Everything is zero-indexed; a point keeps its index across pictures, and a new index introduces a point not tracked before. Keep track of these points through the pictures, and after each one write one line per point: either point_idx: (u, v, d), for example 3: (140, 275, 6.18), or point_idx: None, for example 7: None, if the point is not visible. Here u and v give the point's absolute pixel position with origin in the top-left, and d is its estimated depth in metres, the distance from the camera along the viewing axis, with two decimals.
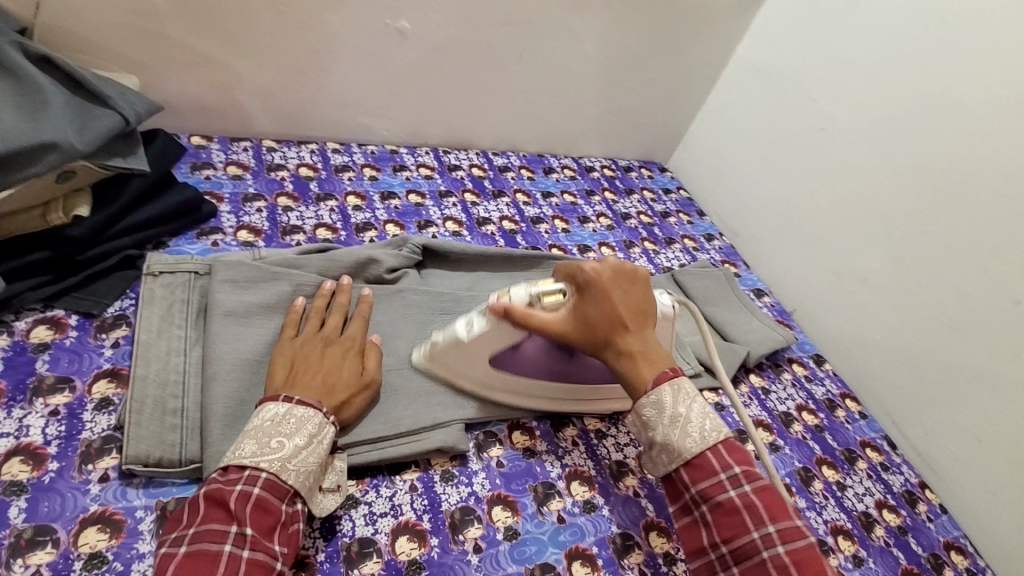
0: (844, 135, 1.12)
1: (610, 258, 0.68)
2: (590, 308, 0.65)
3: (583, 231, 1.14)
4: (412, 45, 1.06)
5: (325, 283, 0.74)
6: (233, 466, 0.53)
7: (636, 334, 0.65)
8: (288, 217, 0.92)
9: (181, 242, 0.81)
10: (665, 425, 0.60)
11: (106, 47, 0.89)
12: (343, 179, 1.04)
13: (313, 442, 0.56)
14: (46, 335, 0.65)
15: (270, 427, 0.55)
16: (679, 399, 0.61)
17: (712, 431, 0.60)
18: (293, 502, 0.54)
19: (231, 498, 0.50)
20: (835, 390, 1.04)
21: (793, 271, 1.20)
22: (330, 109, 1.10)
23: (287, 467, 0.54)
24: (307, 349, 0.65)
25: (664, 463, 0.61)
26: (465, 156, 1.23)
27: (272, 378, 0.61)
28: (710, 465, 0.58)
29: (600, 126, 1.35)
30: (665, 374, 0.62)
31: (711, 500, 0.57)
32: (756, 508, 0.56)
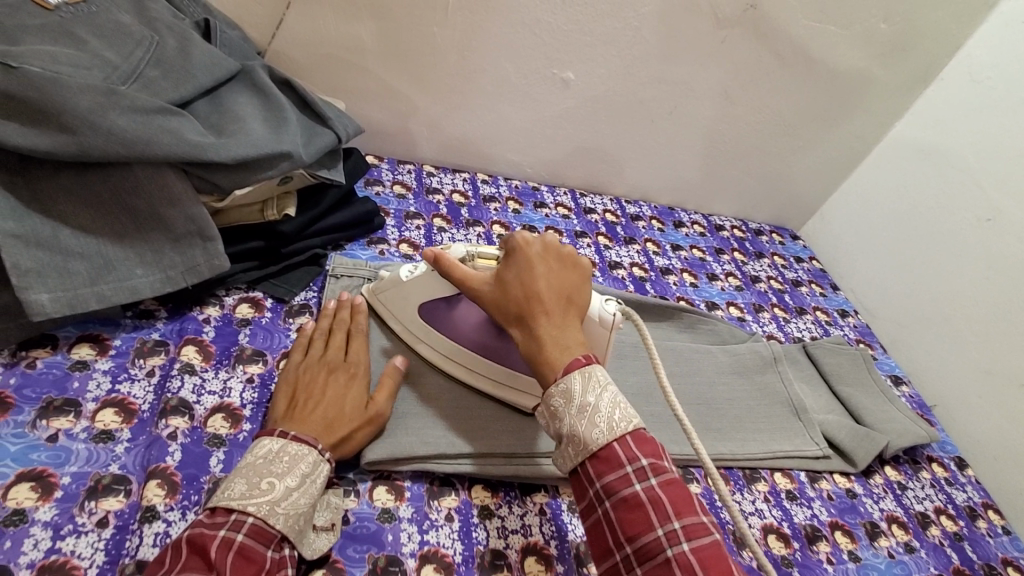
0: (1016, 228, 1.04)
1: (547, 236, 0.67)
2: (510, 278, 0.63)
3: (711, 288, 1.14)
4: (572, 94, 1.14)
5: (330, 303, 0.75)
6: (220, 507, 0.48)
7: (555, 315, 0.60)
8: (442, 237, 1.01)
9: (355, 248, 0.91)
10: (573, 415, 0.54)
11: (317, 73, 1.04)
12: (490, 209, 1.12)
13: (306, 482, 0.52)
14: (248, 312, 0.76)
15: (262, 465, 0.51)
16: (589, 387, 0.54)
17: (620, 421, 0.53)
18: (280, 547, 0.50)
19: (212, 546, 0.45)
20: (977, 498, 0.93)
21: (936, 363, 1.11)
22: (486, 145, 1.19)
23: (276, 511, 0.49)
24: (309, 375, 0.64)
25: (570, 456, 0.54)
26: (600, 201, 1.28)
27: (275, 408, 0.60)
28: (614, 456, 0.52)
29: (735, 187, 1.35)
30: (575, 361, 0.57)
31: (615, 495, 0.50)
32: (662, 505, 0.49)
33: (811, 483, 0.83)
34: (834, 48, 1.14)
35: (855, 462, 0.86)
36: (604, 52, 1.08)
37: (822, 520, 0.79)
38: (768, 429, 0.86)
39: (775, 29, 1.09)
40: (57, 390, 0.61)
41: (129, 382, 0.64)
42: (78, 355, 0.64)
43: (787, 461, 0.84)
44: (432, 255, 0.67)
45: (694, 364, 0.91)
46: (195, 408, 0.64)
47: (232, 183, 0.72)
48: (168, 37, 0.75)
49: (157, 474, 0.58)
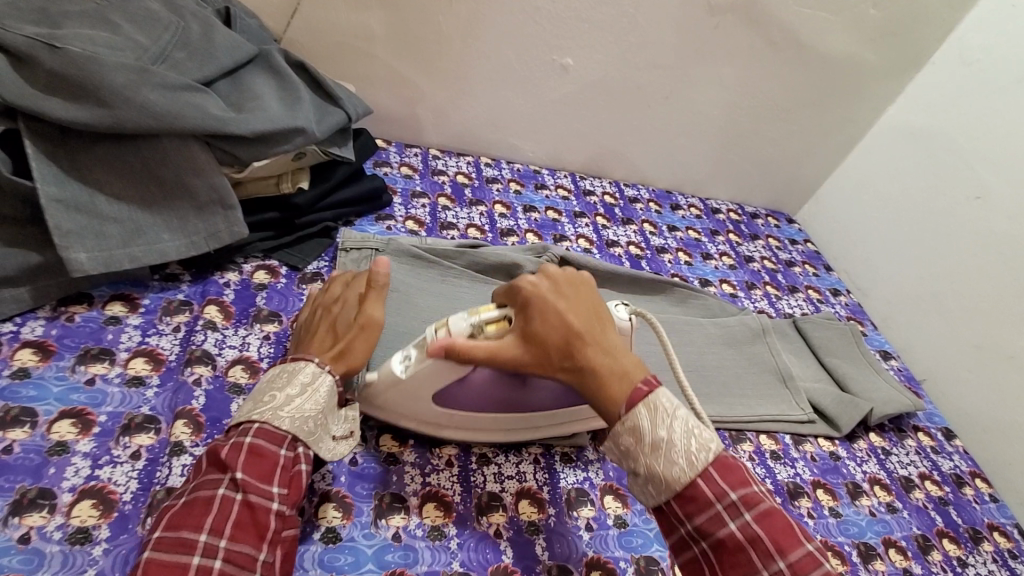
0: (1004, 207, 1.07)
1: (550, 270, 0.63)
2: (538, 326, 0.59)
3: (705, 267, 1.18)
4: (571, 80, 1.18)
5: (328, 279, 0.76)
6: (234, 423, 0.55)
7: (597, 345, 0.58)
8: (446, 215, 1.06)
9: (364, 223, 0.97)
10: (647, 454, 0.53)
11: (328, 60, 1.09)
12: (493, 190, 1.17)
13: (308, 389, 0.57)
14: (264, 277, 0.81)
15: (265, 384, 0.57)
16: (658, 421, 0.53)
17: (699, 452, 0.52)
18: (294, 446, 0.55)
19: (224, 449, 0.52)
20: (964, 467, 0.96)
21: (926, 339, 1.14)
22: (489, 129, 1.24)
23: (279, 415, 0.55)
24: (312, 317, 0.68)
25: (652, 494, 0.54)
26: (599, 184, 1.32)
27: (292, 343, 0.67)
28: (704, 496, 0.51)
29: (732, 171, 1.39)
30: (638, 391, 0.55)
31: (710, 535, 0.51)
32: (761, 541, 0.50)
33: (796, 445, 0.87)
34: (826, 34, 1.18)
35: (839, 427, 0.91)
36: (602, 39, 1.13)
37: (804, 478, 0.83)
38: (754, 395, 0.90)
39: (768, 15, 1.13)
40: (93, 340, 0.67)
41: (157, 336, 0.70)
42: (111, 311, 0.70)
43: (773, 424, 0.88)
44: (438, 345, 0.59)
45: (685, 333, 0.95)
46: (217, 359, 0.70)
47: (252, 156, 0.77)
48: (191, 22, 0.80)
49: (184, 414, 0.63)
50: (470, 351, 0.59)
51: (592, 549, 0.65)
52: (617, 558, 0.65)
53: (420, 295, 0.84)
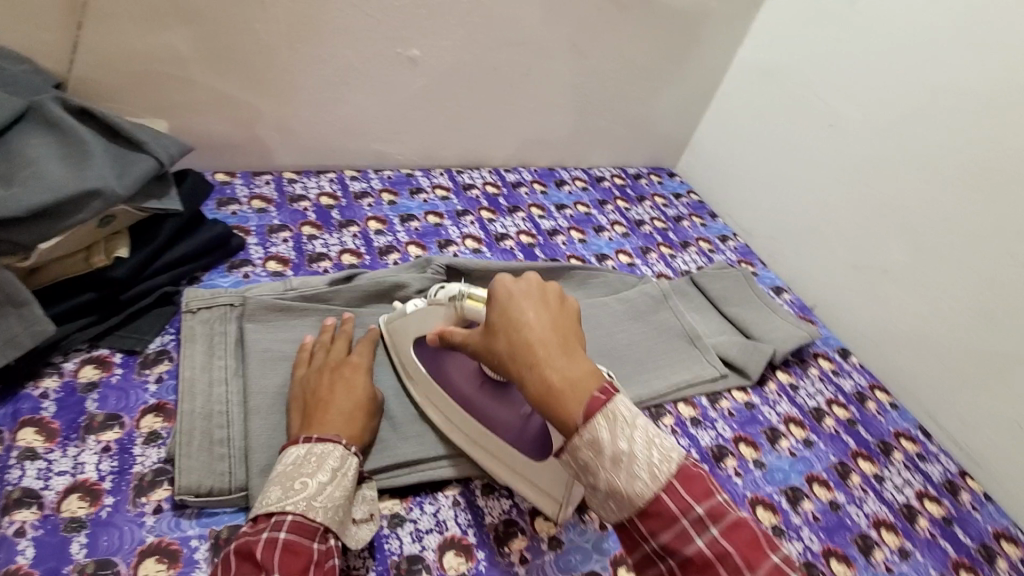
0: (852, 131, 1.12)
1: (531, 276, 0.59)
2: (500, 327, 0.55)
3: (599, 240, 1.17)
4: (422, 73, 1.09)
5: (325, 321, 0.73)
6: (261, 514, 0.52)
7: (556, 355, 0.51)
8: (313, 245, 0.95)
9: (214, 276, 0.84)
10: (608, 467, 0.47)
11: (136, 93, 0.93)
12: (363, 206, 1.07)
13: (338, 476, 0.56)
14: (93, 374, 0.68)
15: (293, 469, 0.55)
16: (618, 432, 0.47)
17: (662, 463, 0.46)
18: (326, 538, 0.53)
19: (258, 548, 0.49)
20: (863, 382, 1.02)
21: (808, 268, 1.19)
22: (347, 139, 1.13)
23: (314, 505, 0.53)
24: (314, 385, 0.64)
25: (613, 510, 0.48)
26: (478, 175, 1.26)
27: (292, 425, 0.61)
28: (668, 510, 0.46)
29: (608, 137, 1.38)
30: (596, 400, 0.48)
31: (676, 552, 0.45)
32: (730, 556, 0.44)
33: (714, 405, 0.88)
34: None
35: (749, 375, 0.92)
36: (444, 24, 1.05)
37: (726, 437, 0.83)
38: (667, 364, 0.89)
39: None
40: None
41: None
42: None
43: (689, 390, 0.88)
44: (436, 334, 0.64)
45: (590, 318, 0.92)
46: (44, 495, 0.57)
47: (35, 238, 0.64)
48: None
49: None
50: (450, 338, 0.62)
51: None
52: None
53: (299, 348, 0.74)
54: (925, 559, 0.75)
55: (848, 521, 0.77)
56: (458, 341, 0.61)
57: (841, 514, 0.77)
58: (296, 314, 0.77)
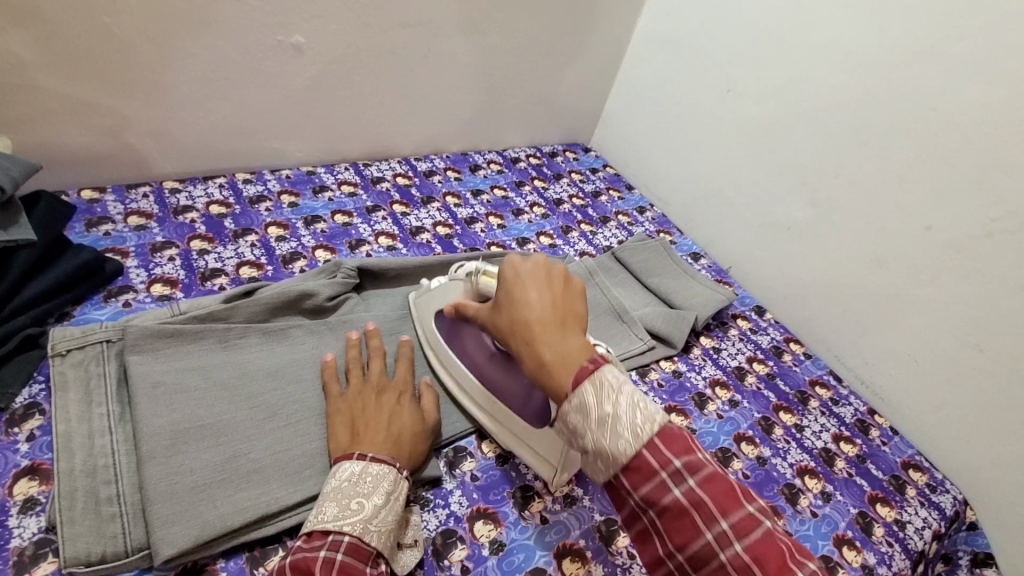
0: (748, 95, 1.15)
1: (540, 257, 0.58)
2: (505, 308, 0.55)
3: (519, 224, 1.14)
4: (310, 61, 1.01)
5: (353, 334, 0.72)
6: (317, 531, 0.52)
7: (551, 332, 0.50)
8: (205, 260, 0.86)
9: (88, 309, 0.74)
10: (594, 429, 0.45)
11: None
12: (261, 211, 0.98)
13: (390, 499, 0.56)
14: None
15: (349, 487, 0.55)
16: (604, 395, 0.46)
17: (645, 425, 0.44)
18: (376, 563, 0.53)
19: (317, 566, 0.49)
20: (779, 336, 1.07)
21: (721, 231, 1.23)
22: (235, 139, 1.03)
23: (370, 528, 0.53)
24: (361, 406, 0.64)
25: (600, 470, 0.46)
26: (388, 166, 1.20)
27: (338, 442, 0.61)
28: (648, 463, 0.44)
29: (519, 116, 1.35)
30: (584, 370, 0.47)
31: (656, 503, 0.44)
32: (706, 506, 0.43)
33: (644, 378, 0.89)
34: None
35: (674, 343, 0.94)
36: (327, 6, 0.96)
37: (658, 409, 0.85)
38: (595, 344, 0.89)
39: None
40: None
41: None
42: None
43: (620, 366, 0.88)
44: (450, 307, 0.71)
45: None
46: None
47: None
48: None
49: None
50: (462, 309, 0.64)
51: None
52: None
53: (201, 376, 0.67)
54: (844, 498, 0.80)
55: (774, 473, 0.80)
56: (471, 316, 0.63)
57: (768, 468, 0.81)
58: (190, 340, 0.69)
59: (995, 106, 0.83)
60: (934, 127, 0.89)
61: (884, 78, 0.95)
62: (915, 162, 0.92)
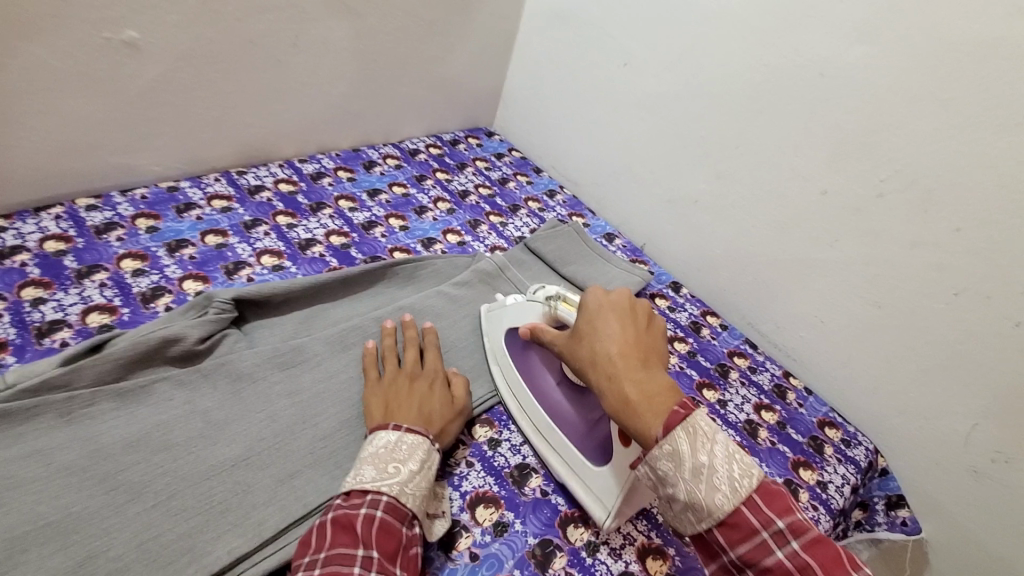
0: (644, 67, 1.12)
1: (624, 293, 0.61)
2: (585, 338, 0.58)
3: (423, 223, 1.06)
4: (150, 59, 0.85)
5: (386, 322, 0.77)
6: (356, 490, 0.53)
7: (638, 366, 0.53)
8: (41, 312, 0.71)
9: None
10: (688, 479, 0.46)
11: None
12: (111, 242, 0.83)
13: (424, 467, 0.58)
14: None
15: (387, 452, 0.57)
16: (698, 445, 0.47)
17: (743, 479, 0.46)
18: (411, 525, 0.55)
19: (358, 523, 0.50)
20: (696, 311, 1.08)
21: (630, 209, 1.21)
22: (69, 159, 0.86)
23: (406, 491, 0.54)
24: (397, 389, 0.67)
25: (691, 521, 0.47)
26: (267, 172, 1.07)
27: (373, 418, 0.63)
28: (750, 524, 0.45)
29: (412, 103, 1.24)
30: (675, 414, 0.48)
31: (756, 565, 0.44)
32: (812, 571, 0.43)
33: None
34: None
35: None
36: None
37: None
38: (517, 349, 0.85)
39: None
40: None
41: None
42: None
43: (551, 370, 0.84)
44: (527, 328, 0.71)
45: (424, 317, 0.83)
46: None
47: None
48: None
49: None
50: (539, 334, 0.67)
51: None
52: None
53: (37, 464, 0.55)
54: (771, 469, 0.81)
55: None
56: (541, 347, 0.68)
57: None
58: (20, 420, 0.57)
59: (877, 68, 0.84)
60: (822, 92, 0.90)
61: (770, 43, 0.94)
62: (807, 128, 0.93)
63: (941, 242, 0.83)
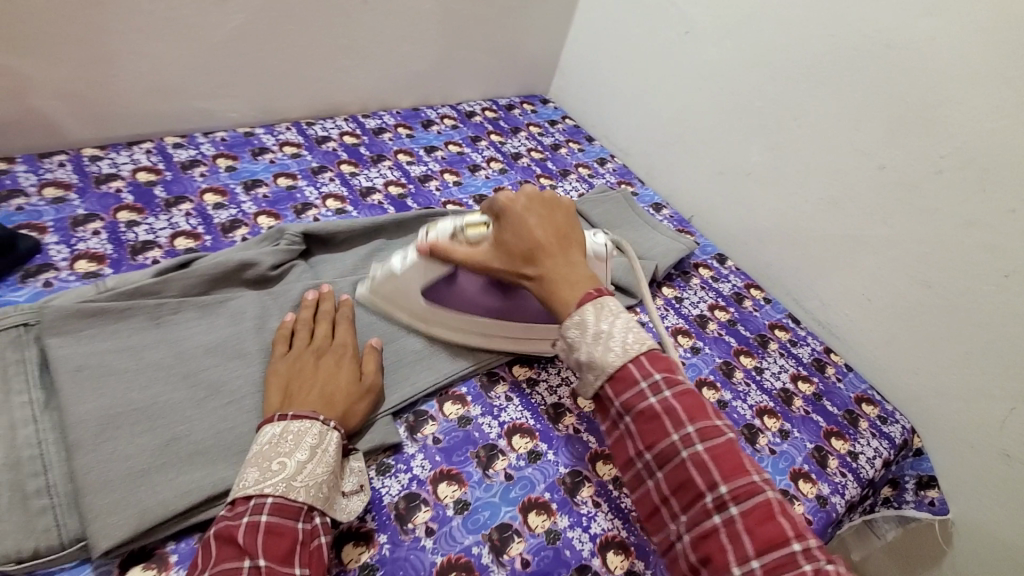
0: (705, 36, 1.11)
1: (527, 189, 0.68)
2: (507, 236, 0.65)
3: (476, 180, 1.10)
4: (235, 9, 0.92)
5: (306, 295, 0.72)
6: (239, 497, 0.49)
7: (558, 254, 0.62)
8: (135, 233, 0.79)
9: (2, 291, 0.67)
10: (589, 343, 0.55)
11: None
12: (195, 177, 0.91)
13: (316, 453, 0.54)
14: None
15: (270, 449, 0.52)
16: (602, 315, 0.56)
17: (634, 343, 0.54)
18: (310, 518, 0.51)
19: (240, 531, 0.47)
20: (740, 283, 1.08)
21: (681, 180, 1.21)
22: (157, 99, 0.94)
23: (295, 485, 0.51)
24: (299, 365, 0.62)
25: (591, 382, 0.56)
26: (333, 124, 1.12)
27: (270, 403, 0.59)
28: (632, 376, 0.53)
29: (471, 66, 1.28)
30: (589, 295, 0.58)
31: (633, 410, 0.53)
32: (677, 412, 0.52)
33: None
34: None
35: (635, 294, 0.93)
36: None
37: None
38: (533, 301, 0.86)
39: None
40: None
41: None
42: None
43: None
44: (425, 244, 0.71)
45: None
46: None
47: None
48: None
49: None
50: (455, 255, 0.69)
51: (441, 554, 0.58)
52: (468, 547, 0.59)
53: (131, 357, 0.62)
54: (802, 435, 0.82)
55: (735, 415, 0.82)
56: (457, 260, 0.69)
57: (729, 410, 0.82)
58: (120, 316, 0.64)
59: (948, 40, 0.82)
60: (889, 64, 0.88)
61: (838, 13, 0.93)
62: (869, 101, 0.91)
63: (1000, 223, 0.80)
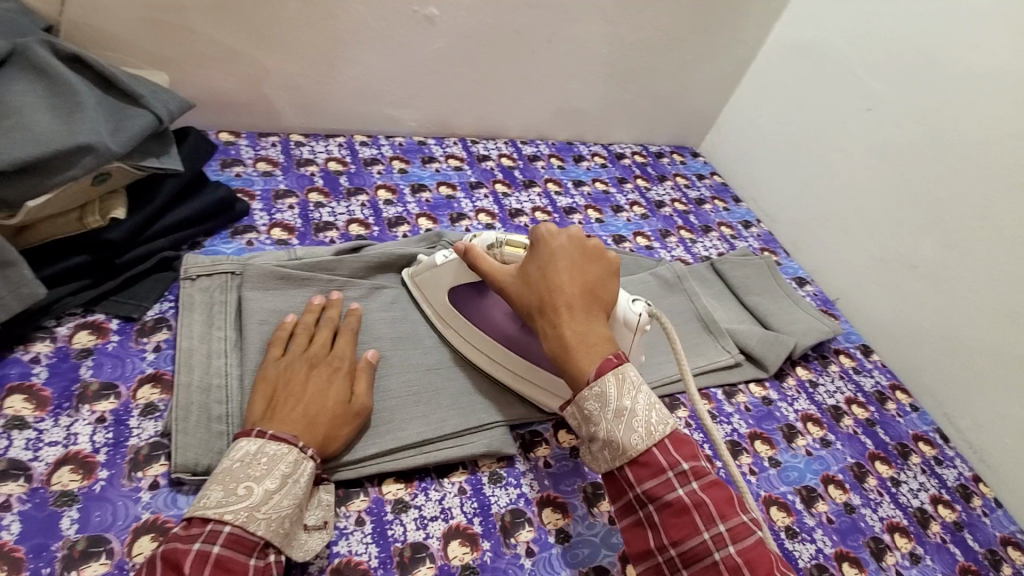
0: (888, 115, 1.05)
1: (573, 231, 0.65)
2: (534, 271, 0.62)
3: (617, 221, 1.12)
4: (439, 34, 1.03)
5: (314, 298, 0.69)
6: (196, 518, 0.47)
7: (579, 311, 0.58)
8: (321, 213, 0.90)
9: (215, 242, 0.79)
10: (609, 419, 0.53)
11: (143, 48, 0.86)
12: (373, 173, 1.02)
13: (288, 483, 0.51)
14: (88, 340, 0.64)
15: (241, 468, 0.50)
16: (624, 391, 0.53)
17: (658, 423, 0.52)
18: (264, 554, 0.49)
19: (187, 562, 0.44)
20: (884, 381, 0.99)
21: (833, 260, 1.14)
22: (357, 102, 1.06)
23: (256, 516, 0.48)
24: (290, 374, 0.60)
25: (608, 459, 0.53)
26: (494, 146, 1.21)
27: (252, 411, 0.56)
28: (659, 463, 0.51)
29: (630, 110, 1.31)
30: (608, 362, 0.55)
31: (658, 499, 0.50)
32: (706, 506, 0.49)
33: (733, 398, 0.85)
34: None
35: (767, 367, 0.88)
36: None
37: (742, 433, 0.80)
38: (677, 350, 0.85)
39: None
40: None
41: None
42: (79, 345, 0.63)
43: (704, 379, 0.84)
44: (462, 244, 0.67)
45: None
46: (33, 466, 0.53)
47: (24, 194, 0.58)
48: None
49: None
50: (481, 259, 0.66)
51: None
52: None
53: None
54: (936, 565, 0.73)
55: (862, 524, 0.74)
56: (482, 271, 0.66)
57: (855, 516, 0.75)
58: (299, 285, 0.72)
59: None
60: None
61: None
62: None
63: None
